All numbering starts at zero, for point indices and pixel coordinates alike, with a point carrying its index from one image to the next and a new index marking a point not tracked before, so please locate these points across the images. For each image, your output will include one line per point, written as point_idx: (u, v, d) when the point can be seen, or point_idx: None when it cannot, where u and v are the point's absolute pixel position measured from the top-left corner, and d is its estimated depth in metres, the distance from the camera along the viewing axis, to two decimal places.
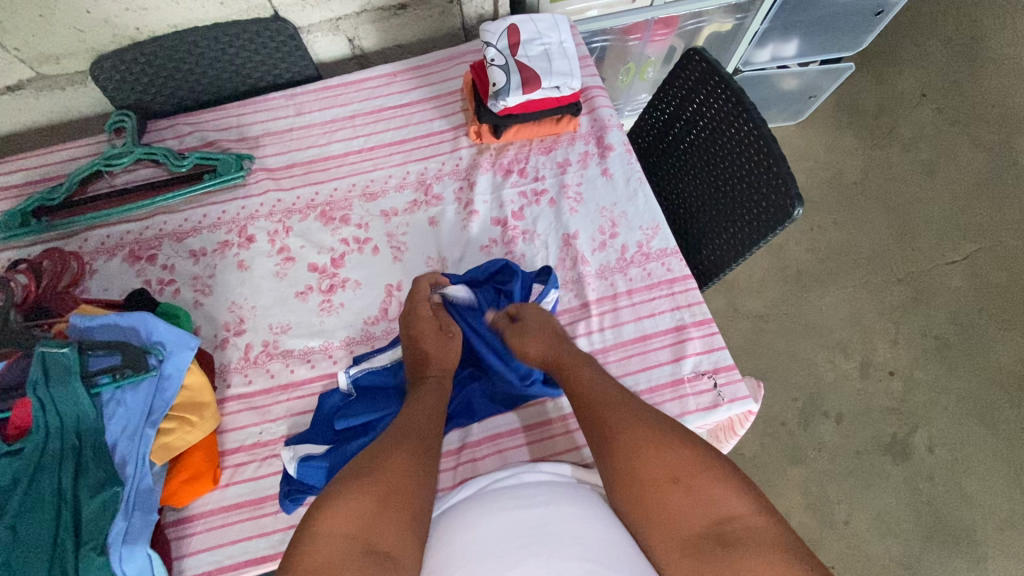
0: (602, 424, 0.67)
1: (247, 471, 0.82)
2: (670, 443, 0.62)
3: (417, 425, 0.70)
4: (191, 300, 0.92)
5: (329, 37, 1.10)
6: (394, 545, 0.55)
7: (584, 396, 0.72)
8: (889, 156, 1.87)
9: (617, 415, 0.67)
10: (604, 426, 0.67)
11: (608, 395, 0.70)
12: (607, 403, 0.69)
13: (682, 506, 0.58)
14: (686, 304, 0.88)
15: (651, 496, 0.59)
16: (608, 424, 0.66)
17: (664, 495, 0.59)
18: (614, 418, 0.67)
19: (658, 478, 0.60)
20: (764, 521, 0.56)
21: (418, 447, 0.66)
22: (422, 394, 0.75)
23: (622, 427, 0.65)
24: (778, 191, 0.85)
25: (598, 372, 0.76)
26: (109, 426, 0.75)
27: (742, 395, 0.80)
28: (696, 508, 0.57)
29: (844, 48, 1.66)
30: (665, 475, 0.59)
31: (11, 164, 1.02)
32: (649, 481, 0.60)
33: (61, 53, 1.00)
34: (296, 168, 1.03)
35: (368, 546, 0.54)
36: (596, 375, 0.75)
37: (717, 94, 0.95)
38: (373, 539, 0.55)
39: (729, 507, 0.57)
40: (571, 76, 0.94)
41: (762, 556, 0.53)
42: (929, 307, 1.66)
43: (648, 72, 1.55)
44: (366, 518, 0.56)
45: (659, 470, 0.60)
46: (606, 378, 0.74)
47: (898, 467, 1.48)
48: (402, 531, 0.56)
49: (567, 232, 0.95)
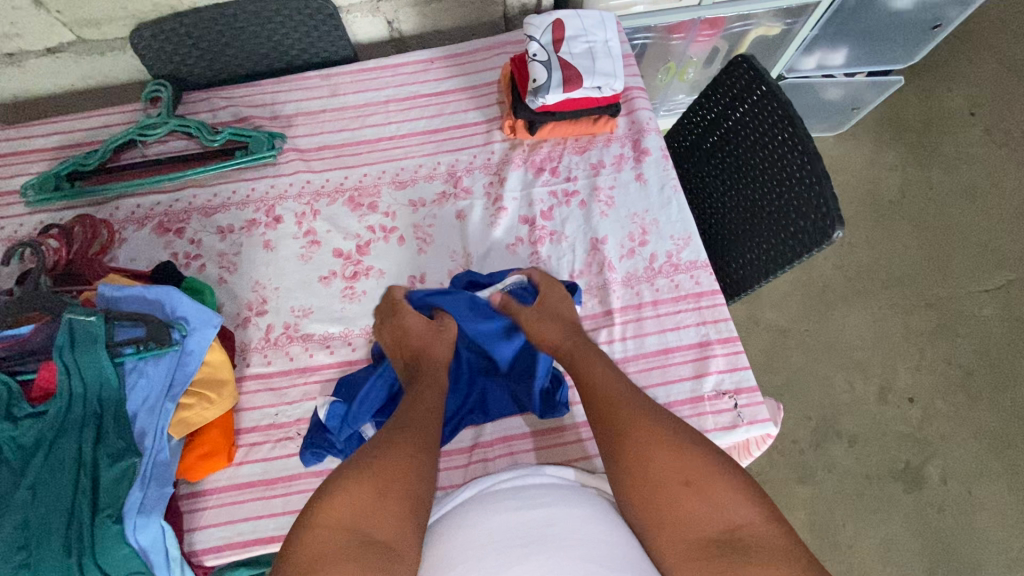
0: (611, 420, 0.66)
1: (263, 451, 0.83)
2: (683, 445, 0.62)
3: (419, 417, 0.69)
4: (216, 277, 0.92)
5: (369, 19, 1.07)
6: (388, 533, 0.55)
7: (598, 389, 0.71)
8: (931, 176, 1.81)
9: (631, 413, 0.66)
10: (606, 424, 0.66)
11: (624, 391, 0.69)
12: (619, 399, 0.68)
13: (695, 510, 0.57)
14: (712, 319, 0.86)
15: (663, 497, 0.59)
16: (620, 422, 0.65)
17: (675, 497, 0.58)
18: (629, 415, 0.66)
19: (671, 482, 0.59)
20: (772, 531, 0.56)
21: (417, 439, 0.66)
22: (421, 389, 0.74)
23: (632, 428, 0.64)
24: (818, 211, 0.84)
25: (609, 366, 0.75)
26: (131, 397, 0.78)
27: (761, 418, 0.80)
28: (706, 513, 0.57)
29: (896, 60, 1.60)
30: (679, 478, 0.59)
31: (49, 128, 1.02)
32: (659, 481, 0.59)
33: (102, 19, 0.96)
34: (326, 151, 1.00)
35: (361, 536, 0.54)
36: (609, 369, 0.74)
37: (762, 105, 0.92)
38: (370, 529, 0.55)
39: (740, 515, 0.57)
40: (615, 77, 0.86)
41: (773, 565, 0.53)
42: (956, 335, 1.63)
43: (688, 73, 1.51)
44: (363, 508, 0.56)
45: (673, 473, 0.59)
46: (617, 373, 0.73)
47: (908, 495, 1.48)
48: (399, 519, 0.57)
49: (595, 236, 0.93)
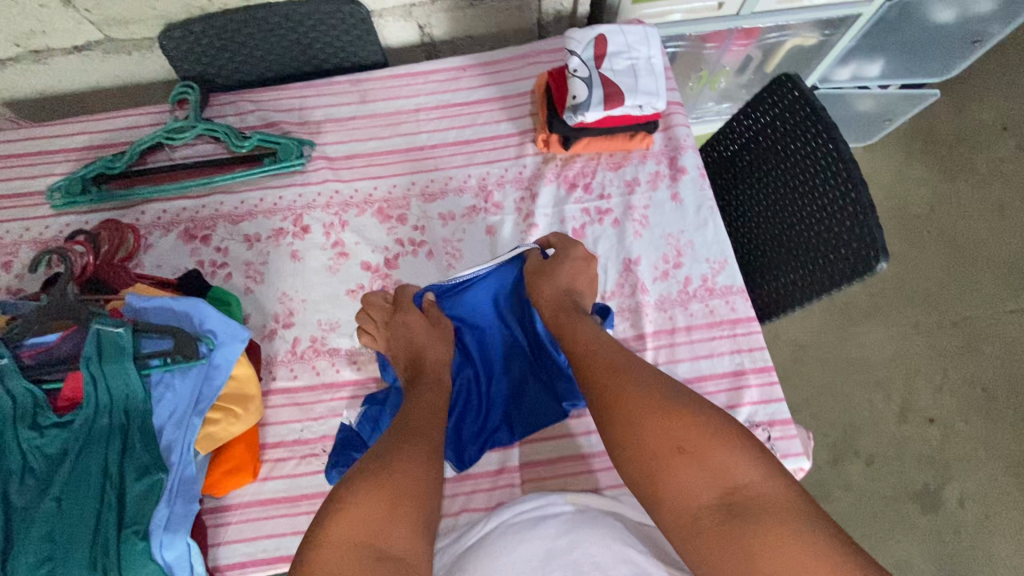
0: (598, 392, 0.66)
1: (288, 468, 0.82)
2: (673, 407, 0.61)
3: (421, 419, 0.68)
4: (242, 287, 0.91)
5: (400, 23, 1.05)
6: (402, 547, 0.55)
7: (586, 359, 0.70)
8: (960, 192, 1.77)
9: (617, 384, 0.65)
10: (597, 394, 0.66)
11: (612, 361, 0.68)
12: (609, 367, 0.68)
13: (690, 476, 0.57)
14: (747, 348, 0.84)
15: (659, 468, 0.58)
16: (608, 396, 0.65)
17: (671, 467, 0.57)
18: (616, 387, 0.65)
19: (662, 450, 0.58)
20: (772, 488, 0.55)
21: (423, 442, 0.65)
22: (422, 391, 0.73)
23: (618, 400, 0.64)
24: (861, 241, 0.81)
25: (594, 330, 0.74)
26: (158, 410, 0.77)
27: (795, 452, 0.79)
28: (704, 479, 0.56)
29: (932, 73, 1.56)
30: (670, 445, 0.58)
31: (76, 127, 1.00)
32: (653, 453, 0.59)
33: (131, 18, 0.94)
34: (356, 160, 0.98)
35: (376, 552, 0.54)
36: (594, 333, 0.74)
37: (805, 127, 0.89)
38: (385, 545, 0.54)
39: (738, 476, 0.56)
40: (657, 96, 0.82)
41: (772, 528, 0.52)
42: (979, 356, 1.60)
43: (720, 82, 1.47)
44: (377, 523, 0.55)
45: (664, 439, 0.59)
46: (604, 339, 0.73)
47: (925, 517, 1.46)
48: (412, 534, 0.56)
49: (629, 257, 0.91)
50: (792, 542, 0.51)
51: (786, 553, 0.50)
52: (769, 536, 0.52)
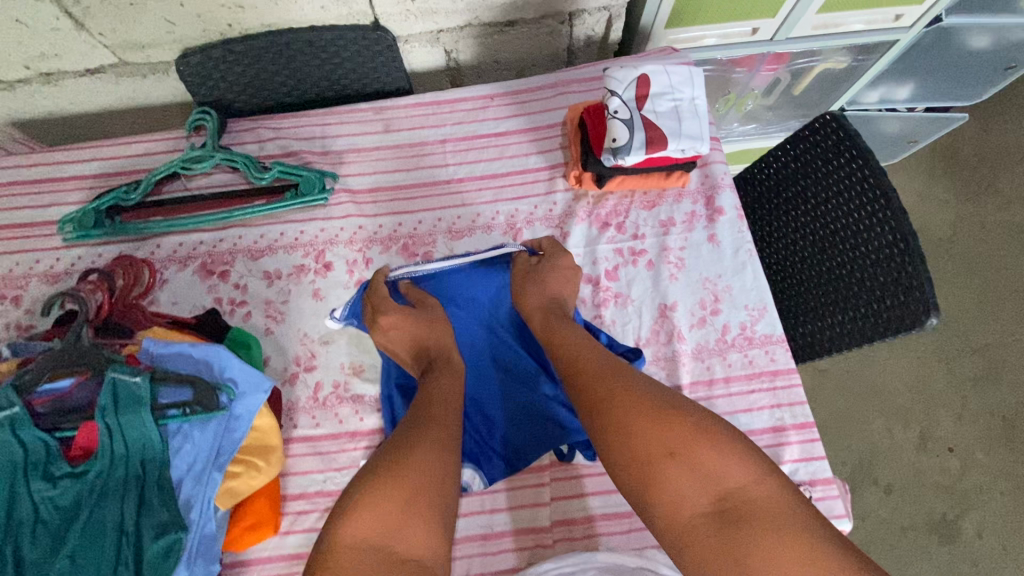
0: (588, 397, 0.66)
1: (310, 521, 0.79)
2: (665, 413, 0.61)
3: (437, 408, 0.67)
4: (262, 327, 0.87)
5: (426, 49, 1.01)
6: (416, 548, 0.54)
7: (578, 364, 0.71)
8: (983, 215, 1.74)
9: (608, 389, 0.65)
10: (587, 403, 0.66)
11: (603, 367, 0.69)
12: (600, 374, 0.68)
13: (685, 481, 0.57)
14: (788, 402, 0.81)
15: (653, 472, 0.58)
16: (600, 401, 0.65)
17: (665, 471, 0.57)
18: (607, 392, 0.65)
19: (656, 453, 0.58)
20: (765, 491, 0.55)
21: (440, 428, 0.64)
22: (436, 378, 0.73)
23: (608, 404, 0.64)
24: (908, 294, 0.77)
25: (584, 337, 0.75)
26: (175, 462, 0.74)
27: (837, 513, 0.76)
28: (700, 484, 0.56)
29: (961, 97, 1.52)
30: (663, 449, 0.58)
31: (88, 152, 0.97)
32: (647, 457, 0.59)
33: (147, 43, 0.90)
34: (380, 193, 0.95)
35: (392, 555, 0.53)
36: (582, 340, 0.75)
37: (851, 169, 0.85)
38: (397, 548, 0.53)
39: (733, 480, 0.56)
40: (701, 140, 0.79)
41: (771, 536, 0.52)
42: (1001, 385, 1.58)
43: (746, 105, 1.43)
44: (387, 523, 0.54)
45: (654, 444, 0.59)
46: (594, 344, 0.74)
47: (943, 549, 1.44)
48: (424, 532, 0.55)
49: (665, 302, 0.88)
50: (790, 546, 0.51)
51: (786, 561, 0.50)
52: (768, 543, 0.52)
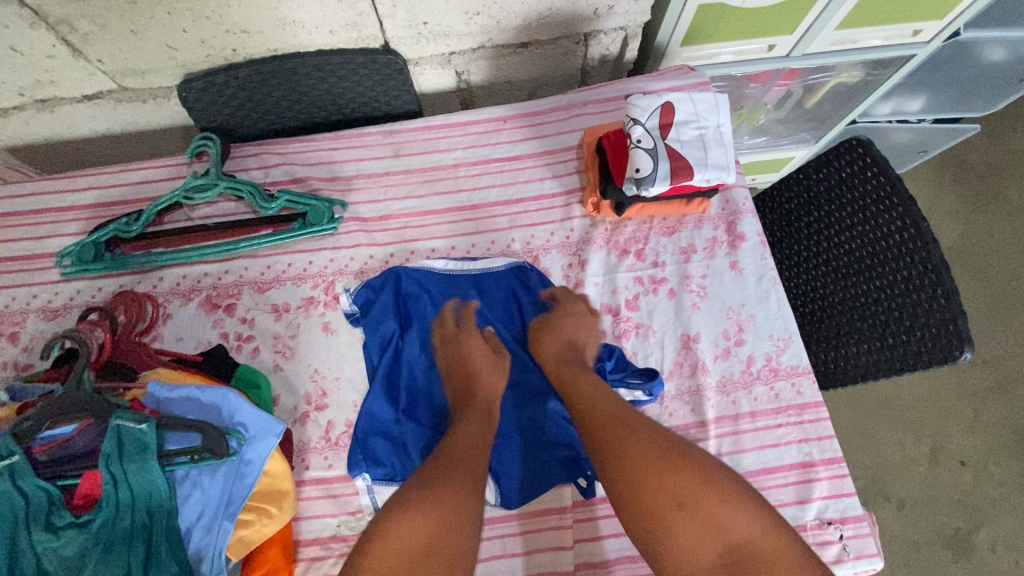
0: (598, 442, 0.65)
1: (324, 568, 0.76)
2: (673, 462, 0.59)
3: (460, 453, 0.65)
4: (270, 363, 0.84)
5: (438, 70, 0.97)
6: None
7: (587, 408, 0.69)
8: (992, 224, 1.72)
9: (617, 435, 0.64)
10: (599, 450, 0.64)
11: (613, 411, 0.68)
12: (607, 418, 0.67)
13: (690, 535, 0.55)
14: (816, 436, 0.79)
15: (659, 524, 0.57)
16: (608, 447, 0.64)
17: (670, 522, 0.56)
18: (615, 438, 0.64)
19: (663, 504, 0.57)
20: (771, 544, 0.54)
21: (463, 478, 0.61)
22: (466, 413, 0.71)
23: (617, 451, 0.63)
24: (941, 327, 0.75)
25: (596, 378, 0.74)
26: (184, 510, 0.70)
27: (870, 553, 0.74)
28: (705, 537, 0.55)
29: (974, 108, 1.50)
30: (670, 498, 0.57)
31: (86, 180, 0.93)
32: (654, 508, 0.57)
33: (148, 69, 0.86)
34: (390, 221, 0.92)
35: None
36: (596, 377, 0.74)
37: (879, 196, 0.82)
38: None
39: (740, 531, 0.55)
40: (727, 170, 0.76)
41: None
42: (1013, 396, 1.56)
43: (759, 118, 1.40)
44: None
45: (663, 495, 0.57)
46: (604, 386, 0.73)
47: (957, 564, 1.42)
48: None
49: (687, 333, 0.85)
50: None
51: None
52: None
